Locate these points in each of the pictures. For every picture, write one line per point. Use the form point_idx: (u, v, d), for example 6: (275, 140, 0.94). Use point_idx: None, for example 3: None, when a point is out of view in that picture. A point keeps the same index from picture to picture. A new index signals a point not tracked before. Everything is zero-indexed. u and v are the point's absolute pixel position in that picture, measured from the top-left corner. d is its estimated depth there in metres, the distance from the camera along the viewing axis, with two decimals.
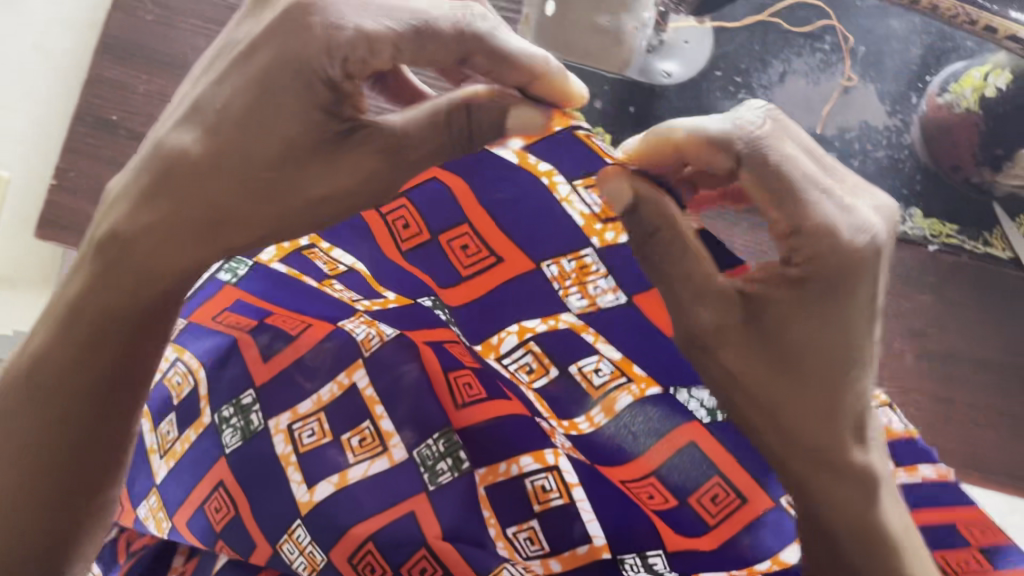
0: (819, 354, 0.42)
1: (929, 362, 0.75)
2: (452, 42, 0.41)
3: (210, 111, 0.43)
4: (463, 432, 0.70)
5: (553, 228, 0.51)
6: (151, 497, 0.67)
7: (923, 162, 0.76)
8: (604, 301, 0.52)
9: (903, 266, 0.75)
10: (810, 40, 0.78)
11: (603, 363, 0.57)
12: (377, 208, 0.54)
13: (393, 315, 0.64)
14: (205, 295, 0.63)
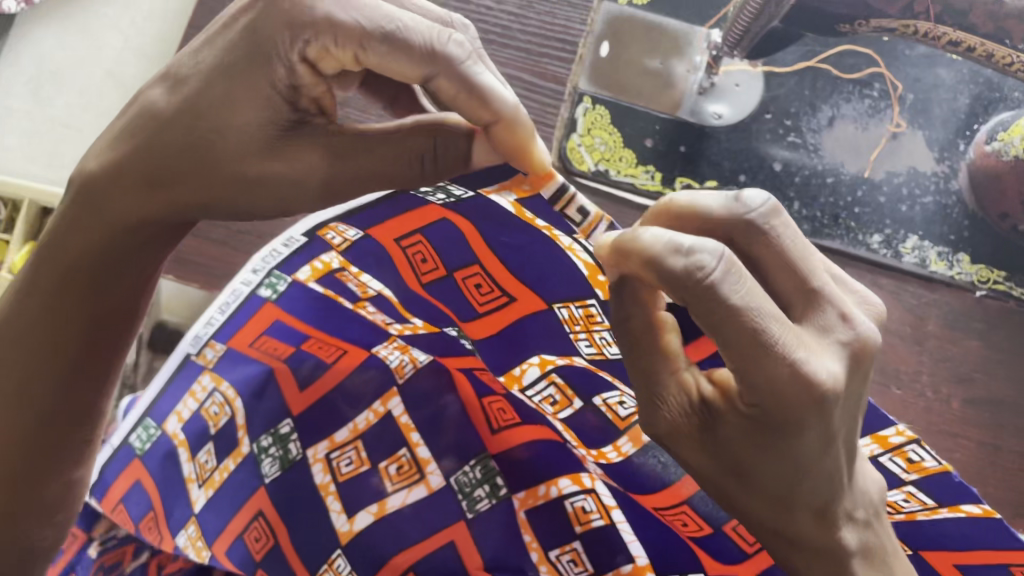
0: (770, 474, 0.39)
1: (976, 409, 0.74)
2: (418, 60, 0.40)
3: (191, 77, 0.44)
4: (500, 459, 0.69)
5: (562, 275, 0.48)
6: (190, 527, 0.66)
7: (970, 209, 0.77)
8: (611, 351, 0.50)
9: (950, 310, 0.76)
10: (859, 86, 0.79)
11: (626, 398, 0.53)
12: (395, 237, 0.52)
13: (425, 341, 0.64)
14: (245, 313, 0.64)
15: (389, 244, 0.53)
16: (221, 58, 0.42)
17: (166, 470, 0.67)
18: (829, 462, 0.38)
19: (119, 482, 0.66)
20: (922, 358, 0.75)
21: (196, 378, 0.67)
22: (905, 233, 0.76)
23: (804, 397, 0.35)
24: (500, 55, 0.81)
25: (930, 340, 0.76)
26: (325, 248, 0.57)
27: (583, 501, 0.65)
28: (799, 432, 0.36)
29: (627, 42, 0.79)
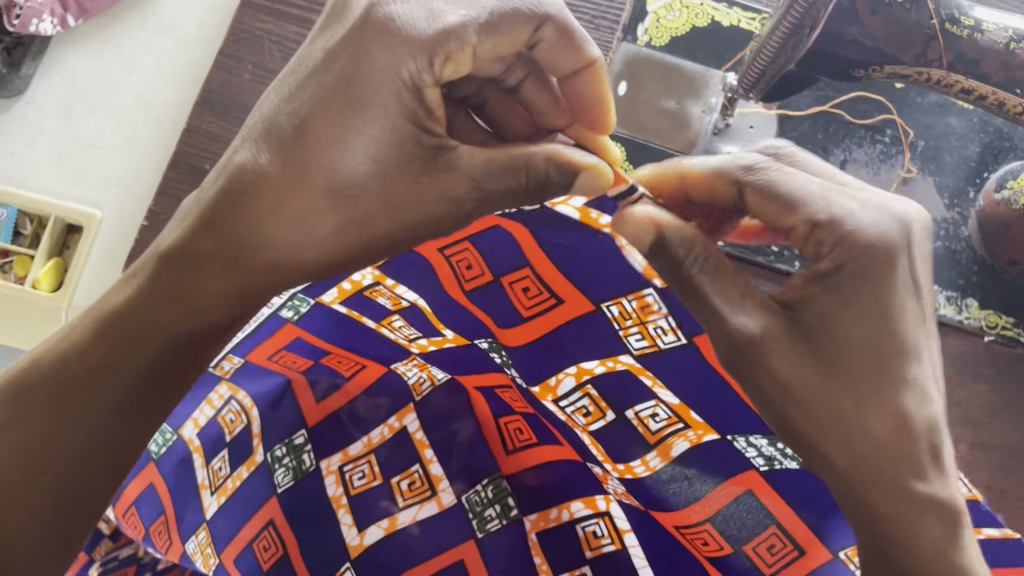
0: (864, 353, 0.45)
1: (984, 454, 0.75)
2: (529, 19, 0.46)
3: (281, 123, 0.46)
4: (512, 479, 0.71)
5: (611, 272, 0.50)
6: (201, 533, 0.65)
7: (979, 255, 0.78)
8: (664, 341, 0.50)
9: (958, 353, 0.77)
10: (871, 132, 0.81)
11: (660, 409, 0.56)
12: (441, 248, 0.54)
13: (444, 357, 0.66)
14: (265, 332, 0.63)
15: (434, 256, 0.55)
16: (324, 91, 0.45)
17: (185, 481, 0.66)
18: (900, 338, 0.45)
19: (132, 484, 0.64)
20: None
21: (214, 386, 0.66)
22: None
23: (888, 255, 0.44)
24: None
25: None
26: (358, 268, 0.58)
27: (597, 527, 0.67)
28: (868, 298, 0.44)
29: (644, 82, 0.81)
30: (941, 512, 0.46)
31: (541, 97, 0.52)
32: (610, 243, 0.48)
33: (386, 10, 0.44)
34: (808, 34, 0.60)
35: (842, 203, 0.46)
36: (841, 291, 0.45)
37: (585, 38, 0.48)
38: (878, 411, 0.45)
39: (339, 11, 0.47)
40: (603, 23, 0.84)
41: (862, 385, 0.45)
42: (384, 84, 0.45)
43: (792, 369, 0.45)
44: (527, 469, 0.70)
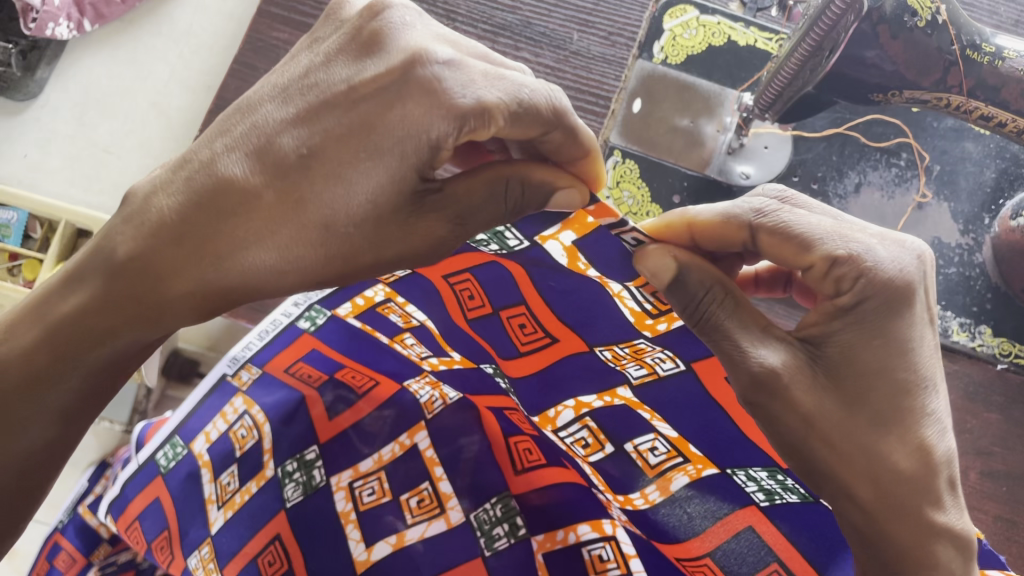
0: (885, 382, 0.44)
1: (994, 483, 0.74)
2: (544, 121, 0.42)
3: (285, 155, 0.43)
4: (520, 499, 0.69)
5: (607, 322, 0.49)
6: (203, 548, 0.68)
7: (994, 282, 0.77)
8: (664, 368, 0.49)
9: (971, 382, 0.76)
10: (886, 155, 0.80)
11: (659, 442, 0.56)
12: (446, 277, 0.54)
13: (454, 377, 0.67)
14: (284, 340, 0.69)
15: (439, 281, 0.55)
16: (334, 144, 0.43)
17: (192, 498, 0.69)
18: (919, 368, 0.45)
19: (140, 498, 0.69)
20: None
21: (229, 399, 0.70)
22: None
23: (907, 288, 0.44)
24: None
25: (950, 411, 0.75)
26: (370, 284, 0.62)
27: (607, 552, 0.66)
28: (891, 330, 0.44)
29: (660, 100, 0.80)
30: (957, 541, 0.46)
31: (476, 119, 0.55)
32: (599, 290, 0.47)
33: (433, 70, 0.41)
34: (827, 58, 0.59)
35: (859, 238, 0.45)
36: (865, 325, 0.44)
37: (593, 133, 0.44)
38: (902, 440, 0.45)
39: (377, 48, 0.43)
40: (619, 40, 0.84)
41: (881, 415, 0.45)
42: (407, 140, 0.42)
43: (814, 401, 0.44)
44: (533, 490, 0.69)
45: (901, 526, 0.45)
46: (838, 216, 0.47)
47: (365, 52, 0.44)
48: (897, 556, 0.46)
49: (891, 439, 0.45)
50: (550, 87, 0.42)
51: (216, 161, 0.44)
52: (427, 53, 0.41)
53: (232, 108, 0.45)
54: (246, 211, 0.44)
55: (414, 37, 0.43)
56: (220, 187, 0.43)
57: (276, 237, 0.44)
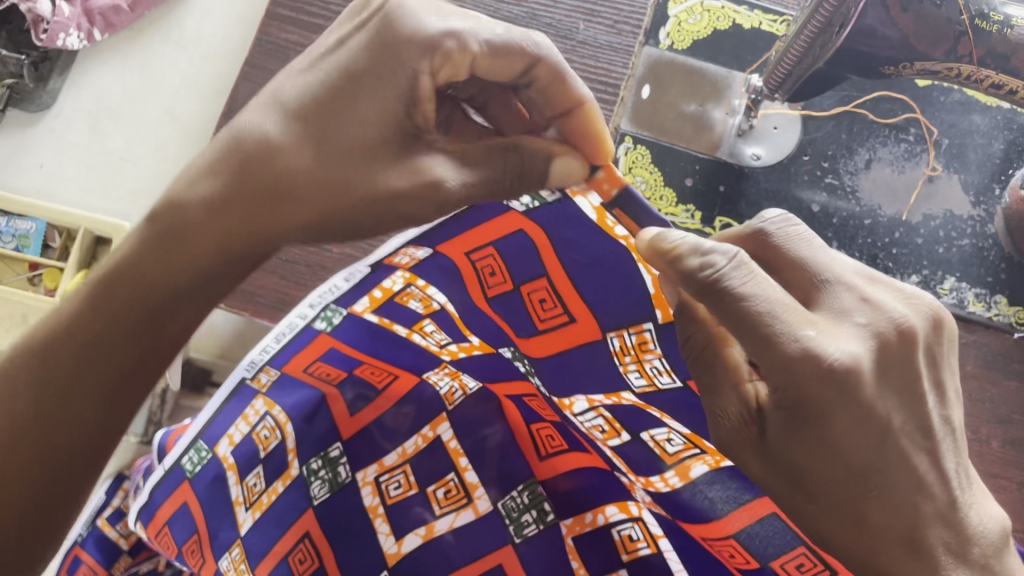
0: (824, 476, 0.45)
1: (1017, 451, 0.74)
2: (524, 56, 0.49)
3: (287, 101, 0.51)
4: (547, 484, 0.70)
5: (624, 299, 0.52)
6: (234, 549, 0.68)
7: (1007, 252, 0.78)
8: (663, 382, 0.52)
9: (988, 351, 0.77)
10: (895, 131, 0.81)
11: (673, 434, 0.53)
12: (465, 250, 0.55)
13: (476, 363, 0.66)
14: (301, 343, 0.64)
15: (460, 259, 0.56)
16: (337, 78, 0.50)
17: (215, 505, 0.68)
18: (880, 459, 0.44)
19: (168, 502, 0.68)
20: (961, 400, 0.75)
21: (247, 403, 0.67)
22: (943, 274, 0.77)
23: (843, 381, 0.43)
24: None
25: (969, 380, 0.76)
26: (387, 273, 0.60)
27: (636, 531, 0.67)
28: (833, 431, 0.44)
29: (668, 86, 0.81)
30: None
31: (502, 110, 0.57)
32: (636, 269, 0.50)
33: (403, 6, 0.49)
34: (837, 33, 0.60)
35: (800, 325, 0.43)
36: (795, 425, 0.44)
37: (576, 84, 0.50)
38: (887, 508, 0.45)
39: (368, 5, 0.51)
40: (625, 27, 0.84)
41: (830, 502, 0.45)
42: (388, 74, 0.49)
43: (761, 471, 0.48)
44: (560, 474, 0.69)
45: None
46: (808, 259, 0.47)
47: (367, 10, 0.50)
48: None
49: (823, 520, 0.46)
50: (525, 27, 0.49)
51: (238, 120, 0.52)
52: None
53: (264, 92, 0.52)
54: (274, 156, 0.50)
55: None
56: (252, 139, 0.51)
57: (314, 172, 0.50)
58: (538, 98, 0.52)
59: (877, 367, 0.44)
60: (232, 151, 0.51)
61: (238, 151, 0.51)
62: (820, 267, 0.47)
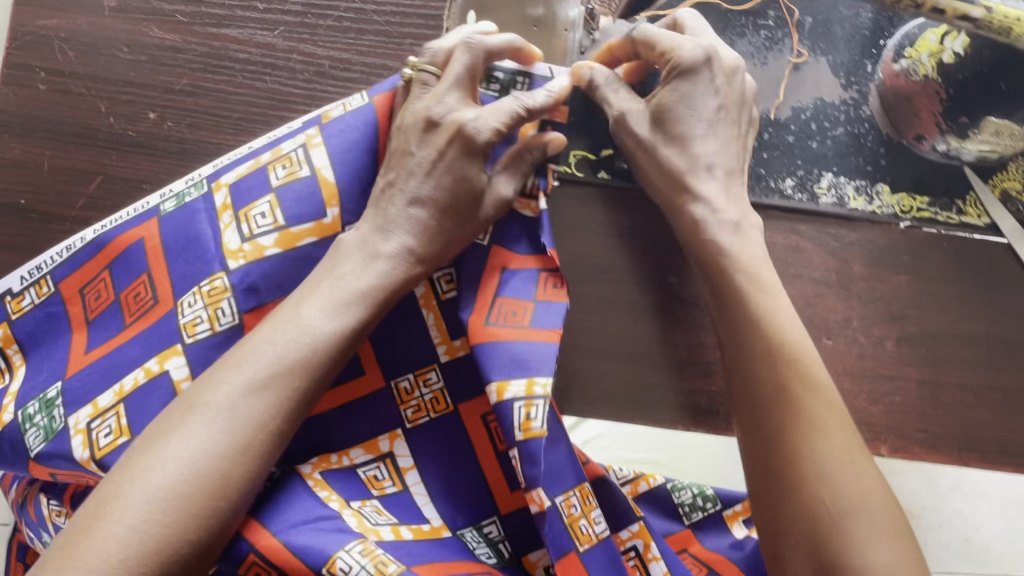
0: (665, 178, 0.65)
1: (911, 347, 0.71)
2: (261, 25, 0.70)
3: (152, 52, 0.69)
4: (467, 416, 0.62)
5: (130, 353, 0.59)
6: (76, 438, 0.57)
7: (886, 135, 0.72)
8: (105, 417, 0.57)
9: (875, 248, 0.72)
10: (751, 18, 0.72)
11: (384, 469, 0.60)
12: (84, 315, 0.62)
13: (148, 397, 0.57)
14: (89, 254, 0.63)
15: (75, 296, 0.62)
16: (170, 39, 0.69)
17: (279, 476, 0.55)
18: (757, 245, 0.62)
19: (50, 434, 0.58)
20: (850, 304, 0.71)
21: (68, 445, 0.57)
22: (819, 173, 0.71)
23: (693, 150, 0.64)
24: (359, 44, 0.70)
25: (857, 282, 0.72)
26: (207, 275, 0.59)
27: (621, 476, 0.73)
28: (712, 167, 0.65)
29: (496, 13, 0.68)
30: (821, 398, 0.54)
31: (194, 40, 0.69)
32: (23, 385, 0.61)
33: (222, 9, 0.70)
34: None
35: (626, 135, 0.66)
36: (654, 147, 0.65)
37: (264, 38, 0.70)
38: (822, 397, 0.54)
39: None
40: None
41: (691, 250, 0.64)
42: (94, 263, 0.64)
43: (650, 163, 0.65)
44: (471, 427, 0.62)
45: (803, 389, 0.54)
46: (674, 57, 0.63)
47: (513, 83, 0.66)
48: (794, 421, 0.53)
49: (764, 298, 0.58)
50: (255, 14, 0.70)
51: (301, 308, 0.53)
52: (715, 54, 0.63)
53: (112, 15, 0.69)
54: (182, 417, 0.47)
55: (453, 105, 0.59)
56: (202, 386, 0.49)
57: (169, 468, 0.45)
58: (237, 55, 0.70)
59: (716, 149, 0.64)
60: (248, 367, 0.49)
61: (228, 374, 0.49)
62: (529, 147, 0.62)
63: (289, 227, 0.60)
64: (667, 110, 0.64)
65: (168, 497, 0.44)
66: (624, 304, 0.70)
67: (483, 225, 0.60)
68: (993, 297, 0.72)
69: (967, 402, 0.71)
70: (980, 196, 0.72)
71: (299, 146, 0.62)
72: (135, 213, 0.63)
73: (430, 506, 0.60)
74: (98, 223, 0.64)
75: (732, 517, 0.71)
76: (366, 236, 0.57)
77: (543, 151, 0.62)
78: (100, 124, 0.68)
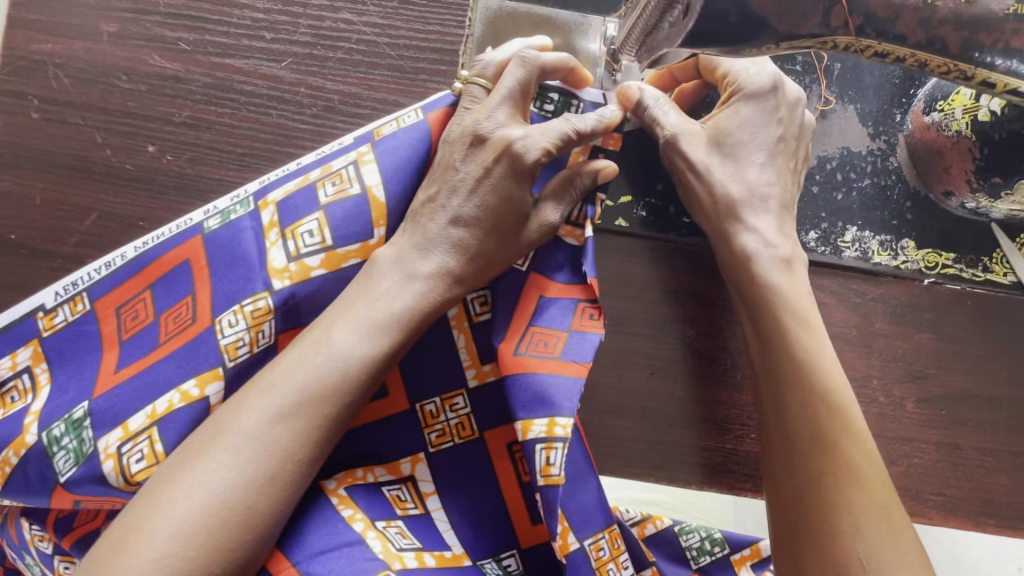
0: (717, 205, 0.62)
1: (931, 408, 0.69)
2: (267, 56, 0.67)
3: (152, 82, 0.66)
4: (495, 443, 0.59)
5: (165, 371, 0.55)
6: (108, 463, 0.52)
7: (912, 188, 0.70)
8: (138, 442, 0.53)
9: (897, 304, 0.70)
10: (779, 62, 0.70)
11: (406, 492, 0.57)
12: (119, 333, 0.58)
13: (188, 422, 0.53)
14: (129, 270, 0.58)
15: (110, 313, 0.58)
16: (171, 68, 0.66)
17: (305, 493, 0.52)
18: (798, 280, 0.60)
19: (78, 457, 0.53)
20: (871, 361, 0.69)
21: (99, 469, 0.52)
22: (843, 226, 0.69)
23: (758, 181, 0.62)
24: (370, 79, 0.67)
25: (877, 339, 0.70)
26: (249, 293, 0.56)
27: (624, 515, 0.63)
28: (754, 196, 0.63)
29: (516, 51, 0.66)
30: (858, 443, 0.51)
31: (197, 69, 0.66)
32: (47, 404, 0.56)
33: (227, 38, 0.67)
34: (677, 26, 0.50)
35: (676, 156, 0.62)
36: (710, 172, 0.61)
37: (270, 69, 0.67)
38: (865, 464, 0.50)
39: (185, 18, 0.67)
40: None
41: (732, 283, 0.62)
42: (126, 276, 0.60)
43: (700, 189, 0.62)
44: (498, 460, 0.59)
45: (837, 430, 0.51)
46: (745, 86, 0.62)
47: (568, 106, 0.62)
48: (824, 459, 0.50)
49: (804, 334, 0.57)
50: (261, 44, 0.67)
51: (331, 330, 0.50)
52: (782, 83, 0.63)
53: (110, 41, 0.66)
54: (210, 440, 0.45)
55: (502, 120, 0.56)
56: (228, 410, 0.46)
57: (193, 498, 0.42)
58: (242, 87, 0.66)
59: (779, 181, 0.62)
60: (276, 390, 0.46)
61: (256, 396, 0.46)
62: (580, 171, 0.58)
63: (333, 245, 0.56)
64: (727, 135, 0.62)
65: (192, 531, 0.41)
66: (638, 357, 0.68)
67: (524, 249, 0.56)
68: (1015, 359, 0.70)
69: (985, 467, 0.69)
70: (1007, 255, 0.69)
71: (350, 163, 0.58)
72: (177, 230, 0.59)
73: (451, 533, 0.56)
74: (138, 240, 0.60)
75: (740, 562, 0.61)
76: (404, 254, 0.53)
77: (592, 177, 0.58)
78: (95, 156, 0.65)
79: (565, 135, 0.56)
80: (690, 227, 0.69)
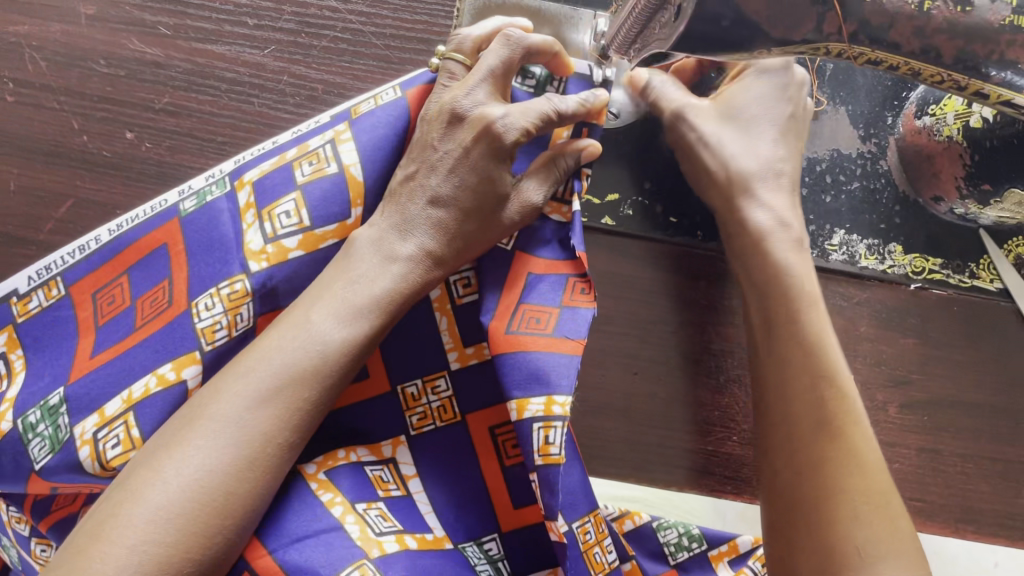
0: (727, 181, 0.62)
1: (914, 414, 0.69)
2: (249, 42, 0.65)
3: (131, 67, 0.64)
4: (477, 428, 0.58)
5: (141, 355, 0.53)
6: (83, 450, 0.51)
7: (901, 192, 0.69)
8: (114, 428, 0.51)
9: (883, 308, 0.70)
10: None
11: (387, 473, 0.56)
12: (94, 318, 0.57)
13: (162, 407, 0.52)
14: (103, 255, 0.57)
15: (85, 298, 0.57)
16: (151, 53, 0.65)
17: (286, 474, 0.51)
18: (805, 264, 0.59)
19: (53, 443, 0.52)
20: (855, 365, 0.69)
21: (74, 456, 0.51)
22: (831, 229, 0.68)
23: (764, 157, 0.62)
24: (353, 69, 0.66)
25: (862, 343, 0.69)
26: (226, 276, 0.54)
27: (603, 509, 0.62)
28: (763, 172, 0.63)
29: None
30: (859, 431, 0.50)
31: (177, 55, 0.65)
32: (23, 393, 0.55)
33: (209, 23, 0.65)
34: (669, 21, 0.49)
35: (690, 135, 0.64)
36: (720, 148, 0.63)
37: (252, 56, 0.65)
38: (866, 455, 0.49)
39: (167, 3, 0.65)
40: None
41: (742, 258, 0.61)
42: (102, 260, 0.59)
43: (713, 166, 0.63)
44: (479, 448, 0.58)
45: (840, 416, 0.50)
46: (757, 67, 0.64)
47: (550, 81, 0.60)
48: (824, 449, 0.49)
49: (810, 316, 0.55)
50: (244, 31, 0.66)
51: (310, 315, 0.48)
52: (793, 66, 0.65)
53: (90, 25, 0.65)
54: (188, 427, 0.44)
55: (482, 99, 0.53)
56: (205, 398, 0.45)
57: (170, 484, 0.41)
58: (223, 73, 0.65)
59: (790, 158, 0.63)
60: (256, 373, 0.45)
61: (235, 382, 0.45)
62: (564, 153, 0.55)
63: (310, 226, 0.55)
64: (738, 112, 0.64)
65: (168, 516, 0.40)
66: (622, 357, 0.68)
67: (505, 230, 0.54)
68: (999, 367, 0.70)
69: (967, 473, 0.69)
70: (994, 260, 0.69)
71: (327, 142, 0.56)
72: (153, 212, 0.58)
73: (432, 515, 0.56)
74: (113, 223, 0.58)
75: (717, 559, 0.60)
76: (383, 234, 0.52)
77: (576, 158, 0.56)
78: (71, 142, 0.64)
79: (547, 115, 0.53)
80: (677, 226, 0.68)
